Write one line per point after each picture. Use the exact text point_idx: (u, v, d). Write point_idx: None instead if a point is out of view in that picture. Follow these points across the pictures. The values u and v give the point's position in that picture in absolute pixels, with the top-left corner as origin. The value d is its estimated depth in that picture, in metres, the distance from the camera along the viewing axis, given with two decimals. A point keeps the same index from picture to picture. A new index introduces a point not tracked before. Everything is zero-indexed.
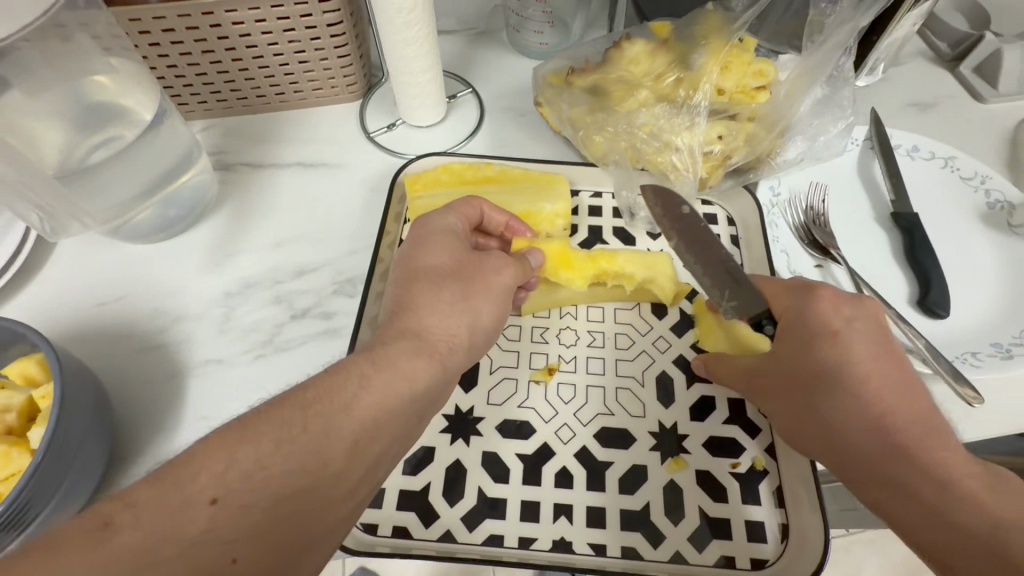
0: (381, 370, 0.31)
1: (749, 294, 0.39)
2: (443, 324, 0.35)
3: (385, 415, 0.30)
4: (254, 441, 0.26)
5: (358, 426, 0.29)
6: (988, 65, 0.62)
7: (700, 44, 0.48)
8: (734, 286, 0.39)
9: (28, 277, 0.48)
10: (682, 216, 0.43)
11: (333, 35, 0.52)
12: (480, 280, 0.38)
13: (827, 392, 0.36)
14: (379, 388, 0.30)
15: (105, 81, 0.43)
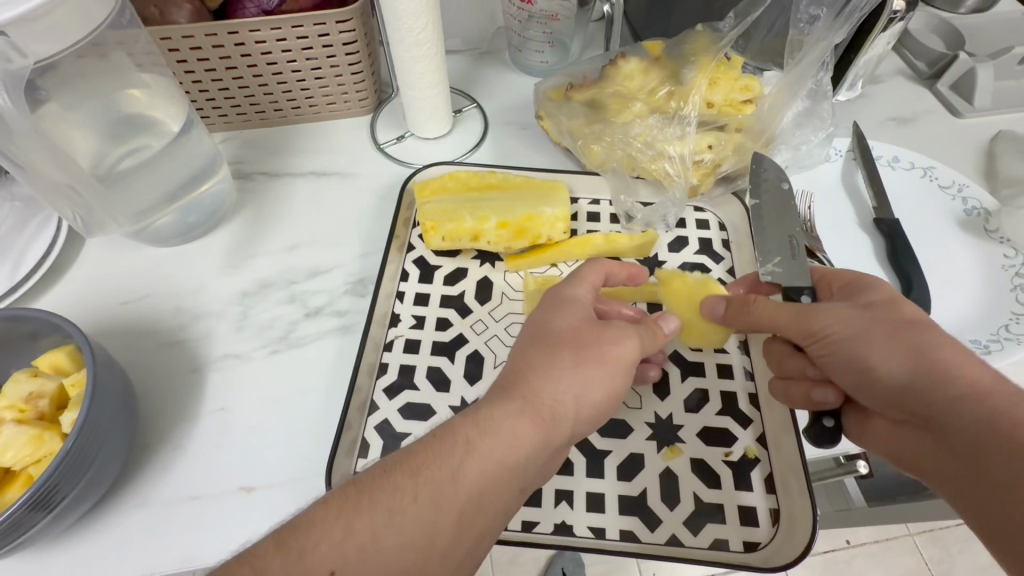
0: (496, 434, 0.31)
1: (796, 268, 0.44)
2: (557, 395, 0.34)
3: (496, 482, 0.31)
4: (386, 505, 0.28)
5: (473, 490, 0.30)
6: (963, 82, 0.65)
7: (690, 61, 0.52)
8: (788, 257, 0.45)
9: (57, 275, 0.51)
10: (780, 190, 0.49)
11: (348, 52, 0.55)
12: (596, 352, 0.36)
13: (902, 351, 0.37)
14: (487, 452, 0.31)
15: (139, 95, 0.47)
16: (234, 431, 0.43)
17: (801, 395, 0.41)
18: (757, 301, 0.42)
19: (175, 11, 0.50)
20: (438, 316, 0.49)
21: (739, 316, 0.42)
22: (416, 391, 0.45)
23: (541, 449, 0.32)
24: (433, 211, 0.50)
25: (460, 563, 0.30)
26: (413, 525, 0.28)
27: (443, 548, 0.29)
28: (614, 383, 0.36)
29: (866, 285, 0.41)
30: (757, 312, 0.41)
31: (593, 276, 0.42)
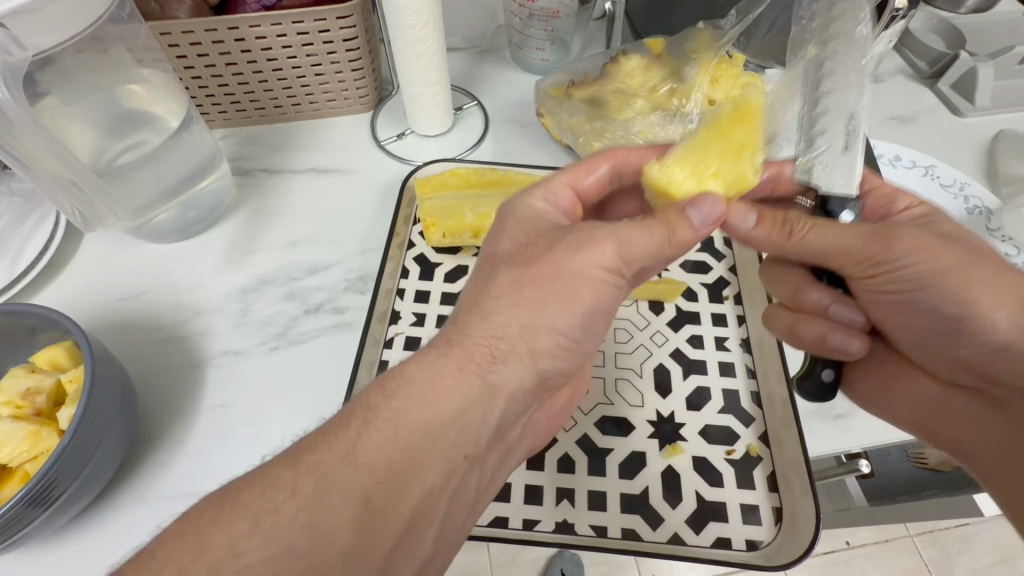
0: (413, 398, 0.30)
1: (845, 169, 0.39)
2: (494, 327, 0.32)
3: (415, 456, 0.29)
4: (265, 500, 0.26)
5: (384, 472, 0.28)
6: (964, 81, 0.66)
7: (692, 58, 0.52)
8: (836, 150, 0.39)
9: (55, 271, 0.51)
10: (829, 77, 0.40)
11: (348, 49, 0.55)
12: (550, 274, 0.32)
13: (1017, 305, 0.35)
14: (389, 417, 0.29)
15: (139, 90, 0.46)
16: (233, 428, 0.43)
17: (812, 335, 0.41)
18: (804, 222, 0.38)
19: (175, 7, 0.50)
20: (438, 313, 0.49)
21: (777, 234, 0.39)
22: None
23: (470, 398, 0.30)
24: (434, 207, 0.50)
25: (378, 545, 0.27)
26: (325, 517, 0.26)
27: (350, 538, 0.26)
28: (564, 318, 0.33)
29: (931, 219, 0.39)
30: (808, 236, 0.38)
31: (544, 205, 0.37)
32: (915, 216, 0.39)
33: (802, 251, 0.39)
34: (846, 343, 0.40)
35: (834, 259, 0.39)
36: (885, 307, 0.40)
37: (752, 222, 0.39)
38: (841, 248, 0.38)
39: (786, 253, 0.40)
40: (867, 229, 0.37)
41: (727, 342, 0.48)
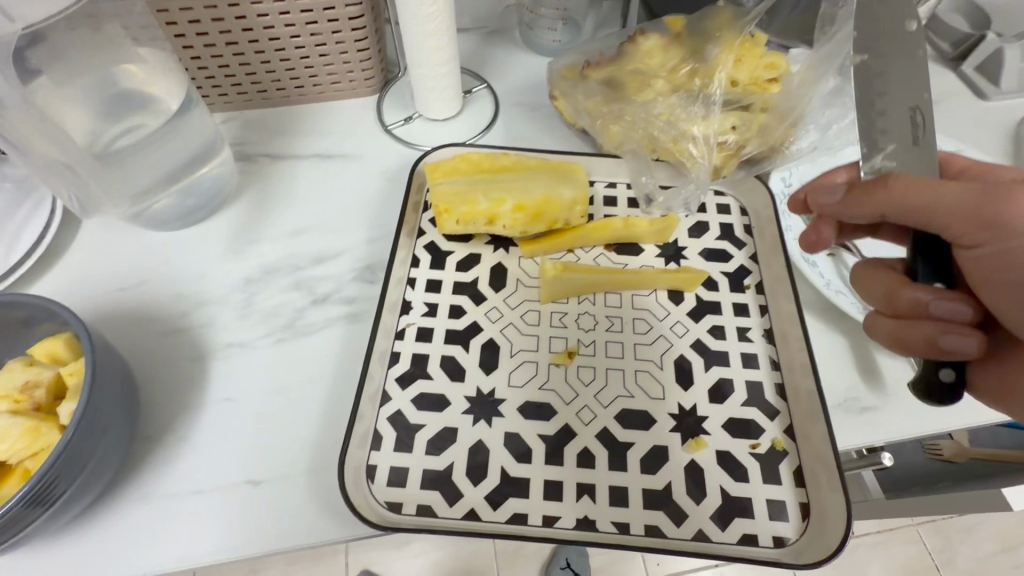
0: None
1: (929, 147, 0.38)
2: None
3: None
4: None
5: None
6: (989, 63, 0.63)
7: (714, 37, 0.49)
8: (907, 144, 0.39)
9: (52, 260, 0.49)
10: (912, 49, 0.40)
11: (354, 28, 0.53)
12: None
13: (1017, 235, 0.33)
14: None
15: (135, 70, 0.45)
16: (240, 423, 0.42)
17: (921, 338, 0.35)
18: (900, 179, 0.36)
19: None
20: (450, 304, 0.47)
21: (867, 200, 0.37)
22: (429, 381, 0.43)
23: None
24: (445, 194, 0.48)
25: None
26: None
27: None
28: None
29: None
30: (900, 189, 0.35)
31: None
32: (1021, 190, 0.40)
33: (878, 205, 0.37)
34: (961, 343, 0.34)
35: (942, 213, 0.35)
36: (985, 261, 0.35)
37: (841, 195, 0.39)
38: (945, 204, 0.34)
39: (886, 212, 0.37)
40: (975, 187, 0.34)
41: (750, 333, 0.46)
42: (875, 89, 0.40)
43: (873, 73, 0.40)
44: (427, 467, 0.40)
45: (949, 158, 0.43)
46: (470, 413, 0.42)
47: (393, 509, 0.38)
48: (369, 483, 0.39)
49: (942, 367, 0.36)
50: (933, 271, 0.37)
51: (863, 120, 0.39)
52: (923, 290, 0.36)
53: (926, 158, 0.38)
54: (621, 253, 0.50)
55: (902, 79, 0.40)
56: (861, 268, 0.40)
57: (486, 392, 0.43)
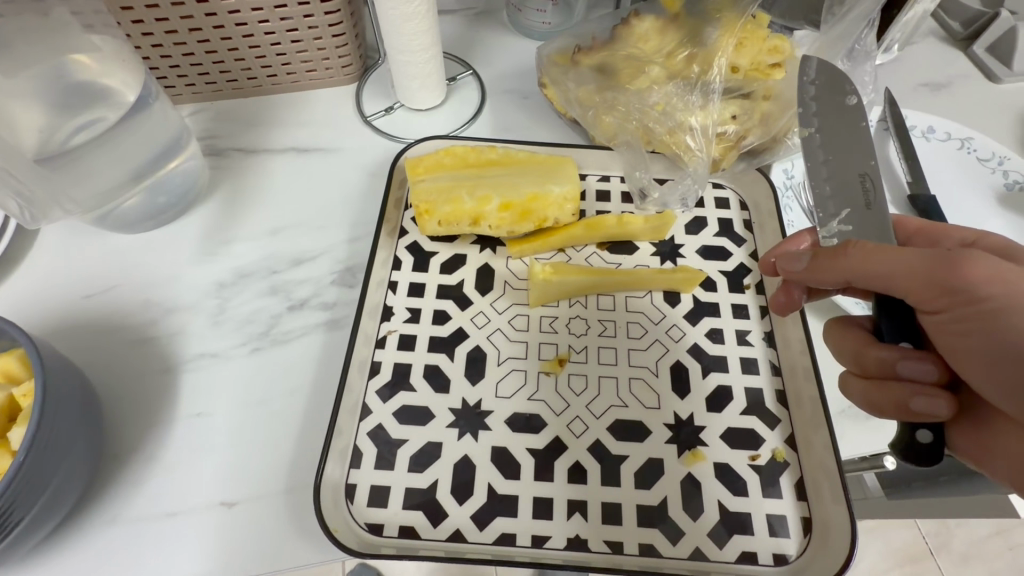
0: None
1: (872, 221, 0.34)
2: None
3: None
4: None
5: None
6: (1002, 43, 0.60)
7: (714, 18, 0.46)
8: (860, 208, 0.34)
9: (8, 267, 0.46)
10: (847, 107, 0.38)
11: (327, 12, 0.49)
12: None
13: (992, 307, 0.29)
14: None
15: (85, 60, 0.41)
16: (211, 440, 0.39)
17: (890, 402, 0.33)
18: (859, 245, 0.32)
19: None
20: (435, 309, 0.44)
21: (832, 266, 0.32)
22: (412, 393, 0.41)
23: None
24: (426, 192, 0.45)
25: None
26: None
27: None
28: None
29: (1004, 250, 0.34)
30: (861, 256, 0.31)
31: None
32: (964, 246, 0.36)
33: (842, 271, 0.32)
34: (932, 406, 0.31)
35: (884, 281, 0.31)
36: (947, 328, 0.31)
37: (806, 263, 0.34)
38: (907, 269, 0.30)
39: (853, 279, 0.32)
40: (927, 252, 0.30)
41: (750, 336, 0.44)
42: (819, 145, 0.37)
43: (818, 145, 0.37)
44: (410, 485, 0.38)
45: (899, 219, 0.39)
46: (456, 426, 0.40)
47: (374, 530, 0.36)
48: (349, 504, 0.37)
49: (919, 429, 0.32)
50: (897, 329, 0.34)
51: (817, 186, 0.35)
52: (888, 349, 0.34)
53: (882, 222, 0.34)
54: (614, 252, 0.47)
55: (845, 141, 0.37)
56: (829, 326, 0.39)
57: (472, 404, 0.41)
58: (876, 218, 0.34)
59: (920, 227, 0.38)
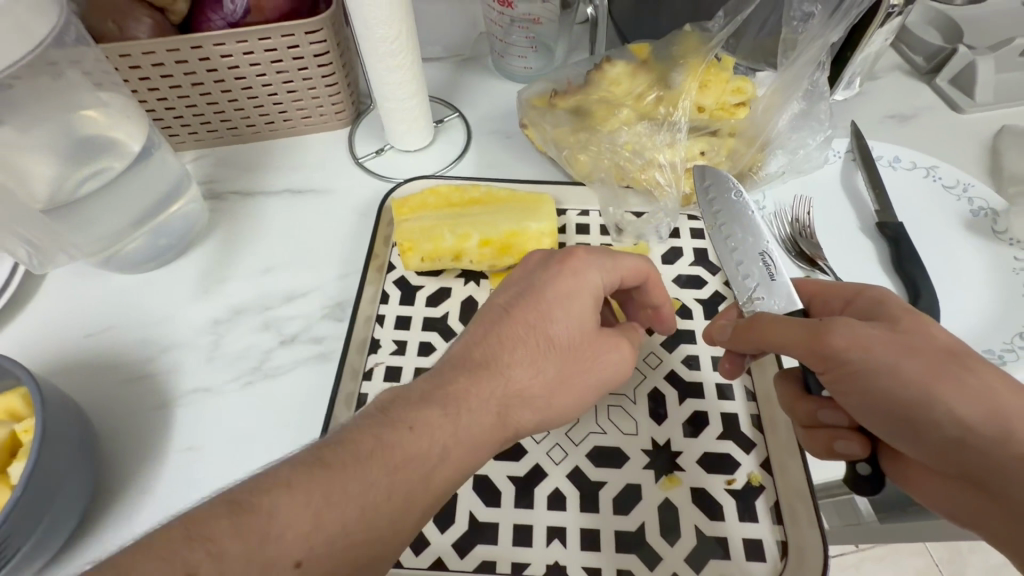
0: (357, 449, 0.27)
1: (780, 291, 0.38)
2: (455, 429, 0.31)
3: (416, 488, 0.28)
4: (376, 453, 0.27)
5: (332, 554, 0.24)
6: (964, 76, 0.63)
7: (679, 63, 0.49)
8: (765, 280, 0.39)
9: (19, 309, 0.49)
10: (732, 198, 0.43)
11: (320, 65, 0.52)
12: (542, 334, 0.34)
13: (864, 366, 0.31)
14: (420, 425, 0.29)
15: (95, 115, 0.44)
16: (202, 473, 0.41)
17: (822, 445, 0.36)
18: (762, 318, 0.35)
19: (133, 26, 0.47)
20: (420, 341, 0.46)
21: (747, 336, 0.35)
22: None
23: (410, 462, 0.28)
24: (408, 231, 0.48)
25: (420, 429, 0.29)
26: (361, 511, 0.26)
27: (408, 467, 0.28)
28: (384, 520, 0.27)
29: (869, 302, 0.35)
30: (765, 329, 0.34)
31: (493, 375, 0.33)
32: (853, 300, 0.36)
33: (755, 343, 0.35)
34: (851, 445, 0.35)
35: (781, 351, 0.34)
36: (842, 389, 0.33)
37: (728, 332, 0.37)
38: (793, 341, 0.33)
39: (763, 348, 0.35)
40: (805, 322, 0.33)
41: None
42: (724, 239, 0.41)
43: (722, 238, 0.41)
44: None
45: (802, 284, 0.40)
46: None
47: None
48: None
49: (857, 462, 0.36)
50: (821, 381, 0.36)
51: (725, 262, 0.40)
52: (815, 400, 0.37)
53: (786, 292, 0.38)
54: None
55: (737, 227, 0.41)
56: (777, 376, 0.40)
57: None
58: (782, 287, 0.39)
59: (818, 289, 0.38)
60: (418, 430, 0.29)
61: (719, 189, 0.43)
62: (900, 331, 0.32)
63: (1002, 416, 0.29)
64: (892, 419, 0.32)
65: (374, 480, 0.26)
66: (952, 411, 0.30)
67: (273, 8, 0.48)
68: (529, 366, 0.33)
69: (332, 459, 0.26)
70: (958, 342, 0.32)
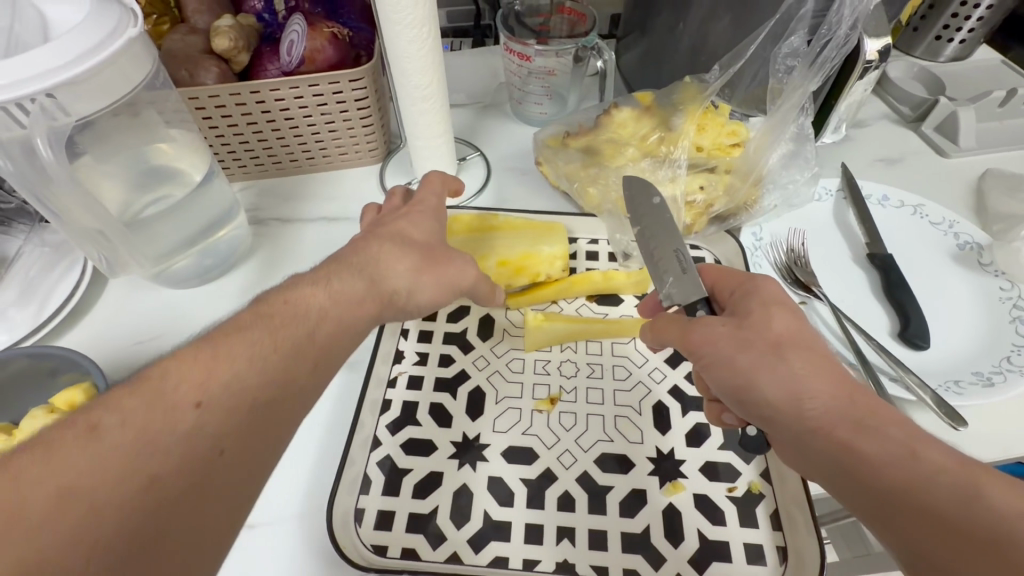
0: (202, 368, 0.27)
1: (688, 283, 0.43)
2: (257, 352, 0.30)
3: (207, 425, 0.26)
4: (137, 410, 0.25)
5: (176, 501, 0.24)
6: (947, 124, 0.68)
7: (679, 109, 0.55)
8: (678, 274, 0.43)
9: (79, 316, 0.54)
10: (653, 204, 0.47)
11: (359, 107, 0.59)
12: (444, 269, 0.41)
13: (708, 355, 0.39)
14: (212, 369, 0.28)
15: (167, 148, 0.49)
16: None
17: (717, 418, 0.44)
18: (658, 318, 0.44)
19: (203, 73, 0.53)
20: (440, 353, 0.50)
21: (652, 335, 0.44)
22: (418, 427, 0.45)
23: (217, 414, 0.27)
24: (496, 247, 0.53)
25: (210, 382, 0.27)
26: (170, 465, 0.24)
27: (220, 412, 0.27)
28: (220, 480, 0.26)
29: (745, 294, 0.41)
30: (656, 328, 0.43)
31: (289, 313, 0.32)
32: (738, 289, 0.42)
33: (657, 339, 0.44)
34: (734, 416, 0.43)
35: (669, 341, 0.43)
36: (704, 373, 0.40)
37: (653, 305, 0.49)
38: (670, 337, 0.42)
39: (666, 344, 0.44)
40: (679, 322, 0.42)
41: None
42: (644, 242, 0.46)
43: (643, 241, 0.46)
44: (413, 511, 0.41)
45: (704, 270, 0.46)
46: (456, 457, 0.44)
47: (378, 552, 0.39)
48: (357, 526, 0.40)
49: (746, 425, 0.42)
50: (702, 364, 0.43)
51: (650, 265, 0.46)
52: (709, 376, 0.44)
53: (693, 283, 0.42)
54: (601, 303, 0.53)
55: (660, 230, 0.46)
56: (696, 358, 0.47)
57: (471, 437, 0.45)
58: (689, 280, 0.43)
59: (717, 276, 0.45)
60: (244, 335, 0.30)
61: (642, 198, 0.48)
62: (739, 326, 0.39)
63: (800, 395, 0.34)
64: (731, 397, 0.38)
65: (217, 406, 0.27)
66: (766, 392, 0.36)
67: (324, 60, 0.54)
68: (407, 269, 0.39)
69: (151, 385, 0.26)
70: (799, 334, 0.37)
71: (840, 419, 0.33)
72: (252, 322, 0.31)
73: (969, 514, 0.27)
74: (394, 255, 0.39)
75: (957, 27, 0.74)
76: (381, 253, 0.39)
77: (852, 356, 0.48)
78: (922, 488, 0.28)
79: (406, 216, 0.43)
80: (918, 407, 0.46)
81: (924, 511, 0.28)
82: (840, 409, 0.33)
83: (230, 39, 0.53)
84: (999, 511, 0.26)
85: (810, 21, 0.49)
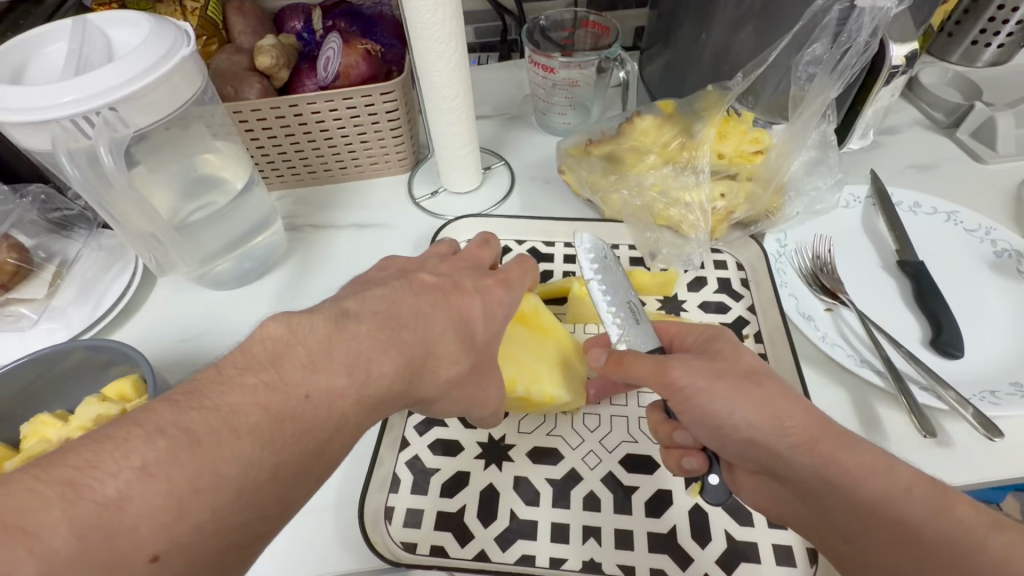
0: (223, 463, 0.25)
1: (644, 334, 0.43)
2: (301, 414, 0.28)
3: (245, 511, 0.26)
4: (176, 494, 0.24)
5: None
6: (983, 130, 0.66)
7: (701, 117, 0.55)
8: (632, 322, 0.43)
9: (130, 314, 0.57)
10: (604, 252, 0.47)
11: (390, 119, 0.62)
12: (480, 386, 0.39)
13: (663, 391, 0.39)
14: (240, 451, 0.26)
15: (213, 158, 0.52)
16: None
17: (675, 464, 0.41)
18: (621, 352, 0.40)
19: (246, 88, 0.57)
20: None
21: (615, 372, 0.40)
22: (444, 428, 0.47)
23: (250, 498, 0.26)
24: (514, 361, 0.45)
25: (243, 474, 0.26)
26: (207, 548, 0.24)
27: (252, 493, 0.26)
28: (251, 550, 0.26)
29: (713, 338, 0.41)
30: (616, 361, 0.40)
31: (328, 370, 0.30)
32: (705, 336, 0.42)
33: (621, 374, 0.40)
34: (695, 462, 0.40)
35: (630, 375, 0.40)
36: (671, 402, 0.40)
37: (603, 360, 0.42)
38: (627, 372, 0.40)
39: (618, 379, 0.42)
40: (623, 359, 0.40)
41: None
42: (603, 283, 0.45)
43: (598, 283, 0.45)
44: (441, 509, 0.42)
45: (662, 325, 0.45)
46: (482, 457, 0.45)
47: (408, 548, 0.40)
48: (387, 524, 0.41)
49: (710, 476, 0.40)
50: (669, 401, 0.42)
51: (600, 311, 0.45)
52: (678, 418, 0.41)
53: (647, 334, 0.43)
54: None
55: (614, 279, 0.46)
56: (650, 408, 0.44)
57: (497, 438, 0.46)
58: (643, 330, 0.43)
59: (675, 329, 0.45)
60: (270, 400, 0.28)
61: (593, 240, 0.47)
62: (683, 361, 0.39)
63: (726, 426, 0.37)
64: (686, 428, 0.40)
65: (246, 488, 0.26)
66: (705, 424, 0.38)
67: (357, 75, 0.58)
68: (448, 379, 0.36)
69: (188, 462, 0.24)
70: (708, 386, 0.37)
71: (751, 452, 0.37)
72: (298, 386, 0.29)
73: (852, 511, 0.32)
74: (449, 358, 0.36)
75: (994, 32, 0.73)
76: (439, 341, 0.35)
77: (880, 363, 0.47)
78: (819, 497, 0.33)
79: (486, 293, 0.39)
80: (950, 416, 0.45)
81: (832, 525, 0.33)
82: (748, 445, 0.36)
83: (273, 57, 0.57)
84: (903, 518, 0.30)
85: (834, 29, 0.48)
